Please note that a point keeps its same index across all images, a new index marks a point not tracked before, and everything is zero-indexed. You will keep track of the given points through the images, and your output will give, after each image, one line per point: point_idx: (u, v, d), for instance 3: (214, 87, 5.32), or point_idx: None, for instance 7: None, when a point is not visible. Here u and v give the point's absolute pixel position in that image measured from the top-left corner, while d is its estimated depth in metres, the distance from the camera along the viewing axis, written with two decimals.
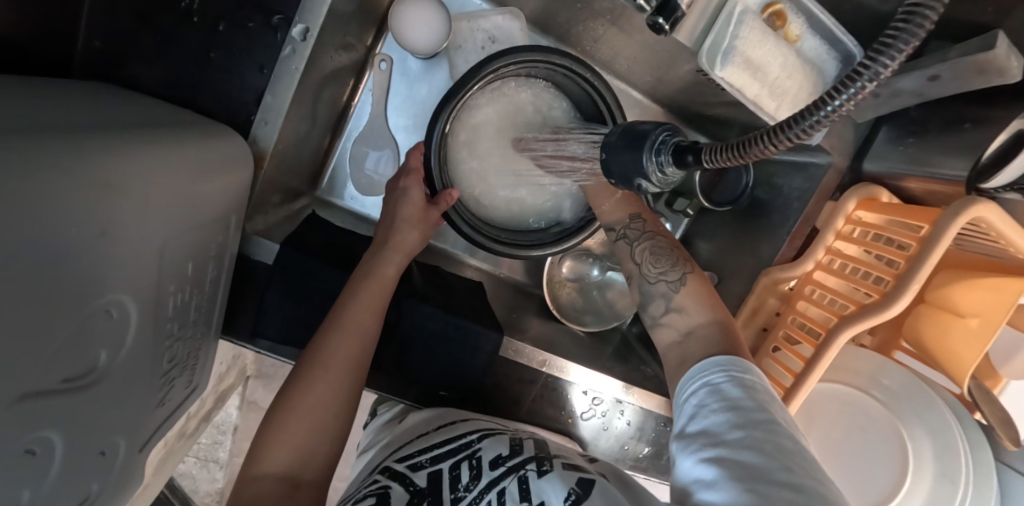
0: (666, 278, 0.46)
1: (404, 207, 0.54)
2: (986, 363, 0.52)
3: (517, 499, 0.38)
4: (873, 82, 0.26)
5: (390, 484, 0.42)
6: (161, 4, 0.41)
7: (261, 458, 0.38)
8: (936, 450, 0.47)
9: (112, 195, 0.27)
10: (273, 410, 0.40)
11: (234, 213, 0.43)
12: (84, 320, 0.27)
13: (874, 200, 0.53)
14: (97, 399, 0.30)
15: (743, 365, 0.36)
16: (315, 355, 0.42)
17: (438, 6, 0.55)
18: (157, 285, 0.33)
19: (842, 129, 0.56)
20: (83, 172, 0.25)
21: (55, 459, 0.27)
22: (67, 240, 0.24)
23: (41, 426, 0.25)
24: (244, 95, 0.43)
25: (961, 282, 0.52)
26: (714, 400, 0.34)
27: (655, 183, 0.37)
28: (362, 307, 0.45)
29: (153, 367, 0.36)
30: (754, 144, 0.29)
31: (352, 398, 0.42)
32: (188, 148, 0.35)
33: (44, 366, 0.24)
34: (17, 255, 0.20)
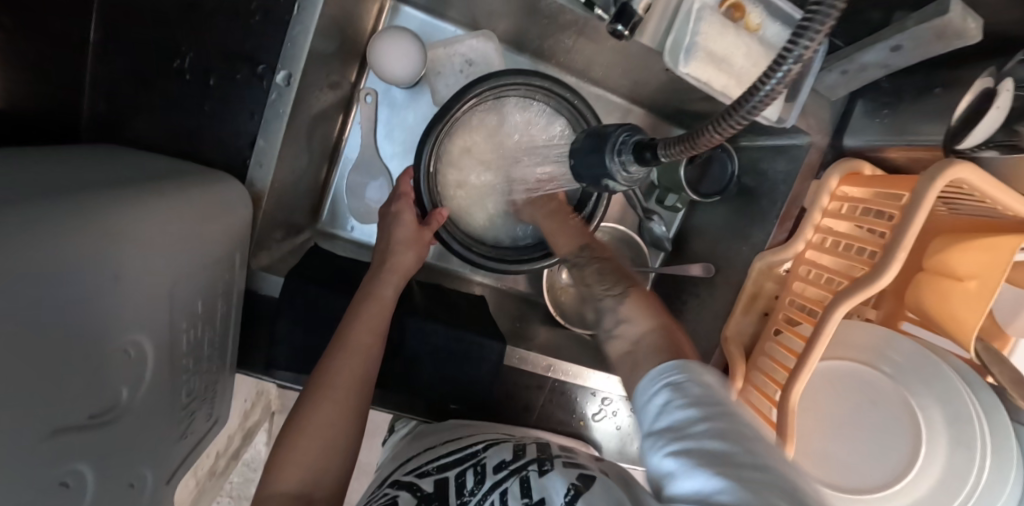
0: (611, 292, 0.49)
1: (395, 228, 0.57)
2: (994, 324, 0.51)
3: (518, 497, 0.39)
4: (801, 63, 0.25)
5: (399, 493, 0.44)
6: (155, 66, 0.44)
7: (274, 479, 0.39)
8: (947, 418, 0.47)
9: (124, 243, 0.30)
10: (285, 431, 0.42)
11: (238, 251, 0.45)
12: (103, 359, 0.29)
13: (857, 174, 0.53)
14: (121, 435, 0.32)
15: (699, 367, 0.37)
16: (323, 375, 0.44)
17: (413, 41, 0.57)
18: (170, 322, 0.36)
19: (818, 108, 0.56)
20: (94, 223, 0.28)
21: (88, 490, 0.30)
22: (79, 285, 0.26)
23: (72, 460, 0.27)
24: (238, 141, 0.46)
25: (956, 245, 0.52)
26: (676, 398, 0.34)
27: (621, 182, 0.39)
28: (364, 327, 0.47)
29: (173, 401, 0.38)
30: (701, 135, 0.29)
31: (358, 412, 0.43)
32: (190, 196, 0.37)
33: (71, 402, 0.27)
34: (35, 303, 0.23)
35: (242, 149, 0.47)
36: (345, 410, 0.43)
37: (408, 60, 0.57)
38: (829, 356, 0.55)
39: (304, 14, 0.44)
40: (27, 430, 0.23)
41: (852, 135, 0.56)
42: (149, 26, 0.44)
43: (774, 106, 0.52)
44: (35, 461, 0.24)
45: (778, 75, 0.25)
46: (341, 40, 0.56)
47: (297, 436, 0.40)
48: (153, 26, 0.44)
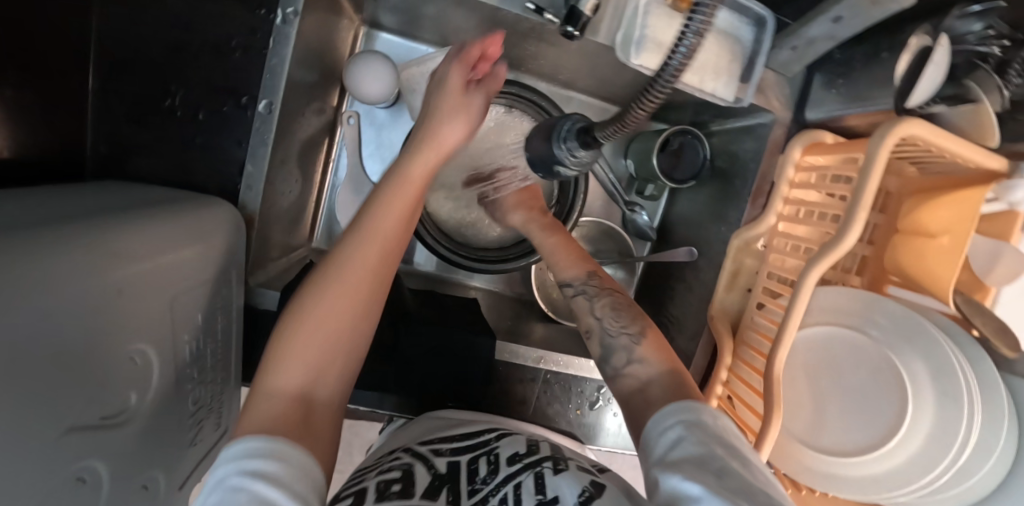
0: (627, 330, 0.49)
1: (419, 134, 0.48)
2: (972, 277, 0.52)
3: (533, 493, 0.40)
4: (704, 29, 0.27)
5: (415, 464, 0.45)
6: (149, 107, 0.49)
7: (273, 376, 0.40)
8: (932, 371, 0.47)
9: (122, 262, 0.33)
10: (281, 327, 0.41)
11: (233, 268, 0.49)
12: (111, 365, 0.32)
13: (818, 143, 0.54)
14: (132, 438, 0.35)
15: (709, 410, 0.39)
16: (323, 283, 0.43)
17: (385, 60, 0.60)
18: (172, 333, 0.39)
19: (777, 86, 0.58)
20: (95, 244, 0.31)
21: (104, 487, 0.33)
22: (83, 299, 0.29)
23: (87, 457, 0.30)
24: (230, 168, 0.51)
25: (925, 204, 0.53)
26: (692, 435, 0.36)
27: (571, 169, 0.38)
28: (371, 239, 0.44)
29: (180, 409, 0.41)
30: (628, 111, 0.31)
31: (363, 328, 0.43)
32: (186, 218, 0.41)
33: (83, 404, 0.30)
34: (41, 315, 0.26)
35: (232, 174, 0.51)
36: (348, 327, 0.42)
37: (379, 80, 0.59)
38: (818, 319, 0.56)
39: (278, 46, 0.48)
40: (44, 427, 0.27)
41: (812, 108, 0.58)
42: (143, 70, 0.48)
43: (730, 87, 0.54)
44: (53, 455, 0.28)
45: (681, 50, 0.27)
46: (318, 69, 0.60)
47: (295, 344, 0.40)
48: (146, 70, 0.48)
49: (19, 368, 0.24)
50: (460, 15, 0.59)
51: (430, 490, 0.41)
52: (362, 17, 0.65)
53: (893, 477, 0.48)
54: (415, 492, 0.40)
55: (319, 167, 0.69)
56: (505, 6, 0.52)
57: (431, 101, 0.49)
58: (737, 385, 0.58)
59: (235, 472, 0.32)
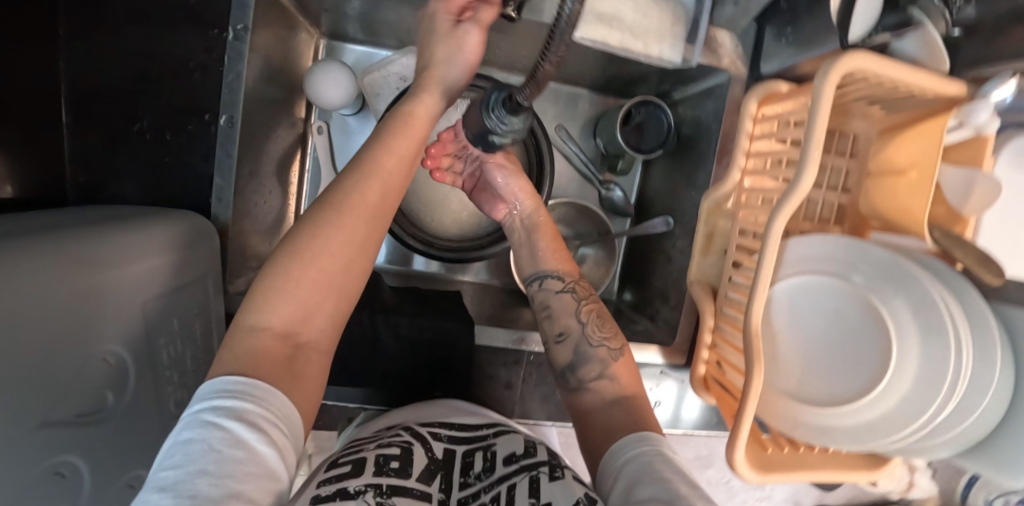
0: (606, 342, 0.54)
1: (420, 96, 0.48)
2: (951, 211, 0.50)
3: (525, 498, 0.41)
4: None
5: (415, 443, 0.45)
6: (120, 133, 0.52)
7: (258, 312, 0.39)
8: (912, 305, 0.46)
9: (96, 269, 0.35)
10: (267, 268, 0.40)
11: (212, 276, 0.50)
12: (87, 365, 0.34)
13: (774, 94, 0.52)
14: (111, 436, 0.37)
15: (660, 440, 0.44)
16: (320, 229, 0.42)
17: (341, 67, 0.62)
18: (147, 337, 0.41)
19: (729, 44, 0.58)
20: (74, 250, 0.34)
21: (84, 482, 0.34)
22: (56, 301, 0.31)
23: (63, 451, 0.32)
24: (200, 182, 0.53)
25: (892, 142, 0.53)
26: (650, 460, 0.41)
27: (505, 137, 0.40)
28: (371, 184, 0.44)
29: (162, 409, 0.43)
30: (539, 68, 0.31)
31: (354, 278, 0.43)
32: (156, 228, 0.43)
33: (57, 399, 0.32)
34: (16, 314, 0.28)
35: (203, 189, 0.53)
36: (339, 275, 0.42)
37: (337, 87, 0.62)
38: (802, 268, 0.52)
39: (234, 62, 0.51)
40: (16, 420, 0.28)
41: (766, 61, 0.57)
42: (112, 102, 0.52)
43: (677, 49, 0.54)
44: (27, 447, 0.29)
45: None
46: (280, 84, 0.62)
47: (286, 287, 0.39)
48: (115, 101, 0.52)
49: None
50: (411, 16, 0.61)
51: (426, 475, 0.42)
52: (320, 31, 0.67)
53: (884, 424, 0.46)
54: (412, 475, 0.41)
55: (296, 178, 0.71)
56: None
57: (436, 67, 0.48)
58: (722, 349, 0.56)
59: (209, 412, 0.32)
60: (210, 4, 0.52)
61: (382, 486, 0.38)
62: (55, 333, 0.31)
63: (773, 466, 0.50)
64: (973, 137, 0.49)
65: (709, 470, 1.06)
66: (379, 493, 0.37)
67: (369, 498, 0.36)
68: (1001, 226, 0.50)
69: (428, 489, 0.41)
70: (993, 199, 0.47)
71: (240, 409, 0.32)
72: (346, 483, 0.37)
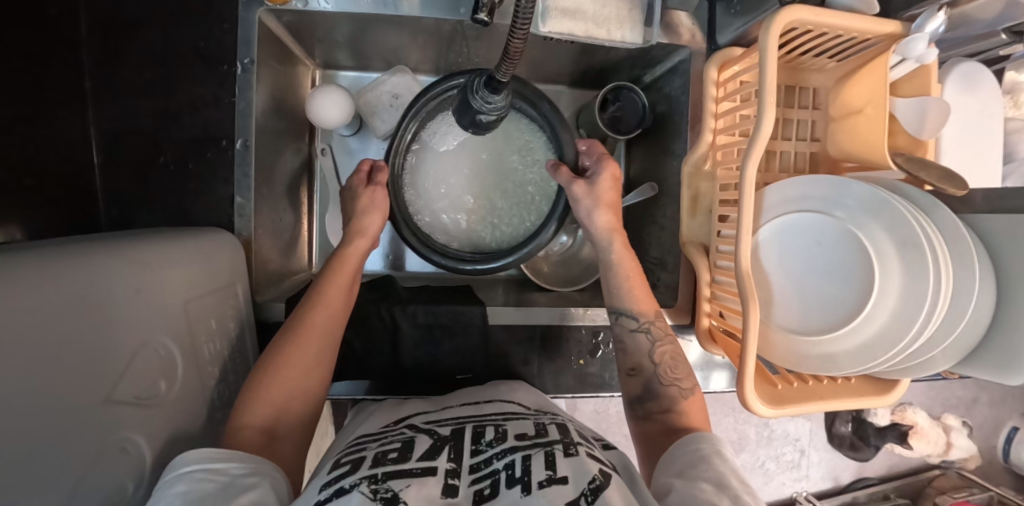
0: (679, 383, 0.55)
1: (349, 245, 0.59)
2: (912, 140, 0.55)
3: (542, 468, 0.40)
4: None
5: (418, 435, 0.47)
6: (147, 167, 0.60)
7: (244, 412, 0.46)
8: (887, 227, 0.49)
9: (140, 268, 0.40)
10: (251, 379, 0.49)
11: (238, 282, 0.56)
12: (144, 351, 0.40)
13: (729, 60, 0.58)
14: (162, 417, 0.42)
15: (715, 437, 0.47)
16: (285, 344, 0.51)
17: (337, 89, 0.68)
18: (190, 331, 0.47)
19: (686, 24, 0.63)
20: (126, 255, 0.40)
21: (144, 450, 0.40)
22: (117, 294, 0.37)
23: (124, 427, 0.38)
24: (221, 202, 0.60)
25: (846, 86, 0.57)
26: (705, 456, 0.44)
27: (490, 113, 0.46)
28: (325, 306, 0.53)
29: (201, 399, 0.48)
30: (509, 45, 0.37)
31: (317, 378, 0.51)
32: (187, 239, 0.49)
33: (121, 378, 0.37)
34: (88, 304, 0.34)
35: (225, 209, 0.60)
36: (308, 377, 0.50)
37: (334, 108, 0.68)
38: (784, 210, 0.55)
39: (244, 91, 0.59)
40: (89, 394, 0.34)
41: (722, 33, 0.62)
42: (136, 139, 0.59)
43: (637, 31, 0.60)
44: (100, 417, 0.35)
45: None
46: (285, 111, 0.68)
47: (264, 391, 0.48)
48: (140, 138, 0.59)
49: (59, 344, 0.31)
50: (400, 38, 0.66)
51: (428, 454, 0.44)
52: (315, 62, 0.73)
53: (880, 342, 0.49)
54: (412, 458, 0.42)
55: (307, 198, 0.77)
56: (427, 15, 0.59)
57: (361, 222, 0.60)
58: (722, 299, 0.58)
59: (198, 471, 0.38)
60: (219, 47, 0.59)
61: (378, 475, 0.39)
62: (113, 327, 0.36)
63: (788, 401, 0.51)
64: (918, 69, 0.53)
65: (742, 454, 0.99)
66: (374, 480, 0.38)
67: (364, 488, 0.37)
68: (956, 145, 0.55)
69: (433, 463, 0.42)
70: (947, 119, 0.51)
71: (225, 467, 0.39)
72: (343, 481, 0.39)
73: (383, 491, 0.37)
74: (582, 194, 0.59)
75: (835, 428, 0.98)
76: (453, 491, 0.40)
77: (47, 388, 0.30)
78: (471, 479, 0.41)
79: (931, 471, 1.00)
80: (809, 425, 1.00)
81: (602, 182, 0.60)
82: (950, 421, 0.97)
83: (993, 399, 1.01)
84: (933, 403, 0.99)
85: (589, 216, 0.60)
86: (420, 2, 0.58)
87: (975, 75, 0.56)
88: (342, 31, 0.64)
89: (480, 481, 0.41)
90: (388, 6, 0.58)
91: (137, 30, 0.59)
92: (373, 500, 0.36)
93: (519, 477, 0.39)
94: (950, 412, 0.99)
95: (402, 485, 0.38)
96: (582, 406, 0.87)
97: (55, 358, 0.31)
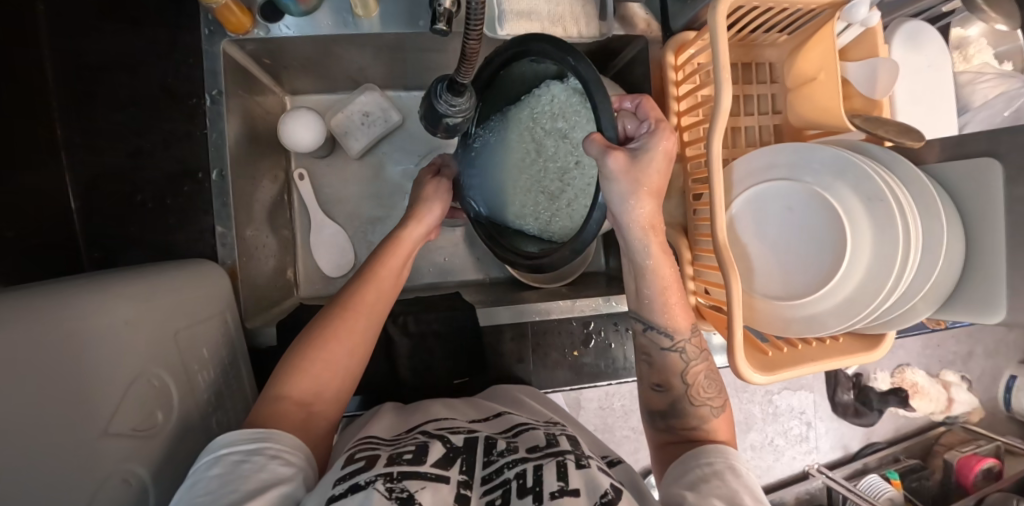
0: (710, 403, 0.53)
1: (406, 230, 0.59)
2: (866, 101, 0.57)
3: (554, 479, 0.40)
4: None
5: (430, 440, 0.46)
6: (128, 207, 0.61)
7: (281, 383, 0.47)
8: (853, 186, 0.51)
9: (123, 299, 0.41)
10: (286, 358, 0.49)
11: (227, 310, 0.56)
12: (139, 383, 0.41)
13: (683, 44, 0.59)
14: (164, 449, 0.43)
15: (727, 451, 0.47)
16: (322, 326, 0.50)
17: (307, 112, 0.69)
18: (182, 360, 0.47)
19: (640, 13, 0.65)
20: (104, 292, 0.40)
21: (149, 484, 0.40)
22: (103, 330, 0.38)
23: (126, 462, 0.38)
24: (205, 234, 0.61)
25: (797, 57, 0.59)
26: (715, 473, 0.44)
27: (456, 115, 0.47)
28: (369, 295, 0.53)
29: (201, 428, 0.49)
30: (466, 48, 0.38)
31: (359, 354, 0.51)
32: (167, 273, 0.50)
33: (117, 413, 0.38)
34: (72, 342, 0.35)
35: (206, 240, 0.62)
36: (351, 355, 0.51)
37: (306, 131, 0.68)
38: (753, 182, 0.57)
39: (215, 123, 0.58)
40: (84, 430, 0.35)
41: (675, 19, 0.63)
42: (112, 179, 0.60)
43: (593, 26, 0.61)
44: (99, 451, 0.36)
45: None
46: (257, 139, 0.69)
47: (302, 369, 0.48)
48: (114, 179, 0.60)
49: (38, 385, 0.31)
50: (364, 57, 0.67)
51: (442, 461, 0.43)
52: (283, 88, 0.74)
53: (862, 295, 0.50)
54: (426, 462, 0.42)
55: (289, 222, 0.77)
56: (386, 30, 0.60)
57: (419, 206, 0.60)
58: (705, 276, 0.59)
59: (233, 454, 0.39)
60: (188, 82, 0.61)
61: (393, 473, 0.39)
62: (102, 363, 0.37)
63: (780, 366, 0.52)
64: (864, 32, 0.56)
65: (750, 433, 0.98)
66: (390, 479, 0.39)
67: (380, 485, 0.38)
68: (908, 102, 0.57)
69: (446, 473, 0.42)
70: (896, 78, 0.53)
71: (259, 448, 0.40)
72: (358, 477, 0.39)
73: (398, 491, 0.37)
74: (620, 168, 0.48)
75: (838, 397, 0.96)
76: (465, 501, 0.40)
77: (31, 433, 0.30)
78: (483, 490, 0.42)
79: (938, 429, 1.00)
80: (812, 396, 0.98)
81: (647, 157, 0.49)
82: (948, 377, 0.98)
83: (989, 350, 1.01)
84: (931, 362, 0.99)
85: (627, 202, 0.50)
86: (379, 19, 0.59)
87: (917, 33, 0.58)
88: (306, 56, 0.65)
89: (492, 491, 0.41)
90: (348, 25, 0.59)
91: (103, 73, 0.60)
92: (388, 499, 0.36)
93: (531, 488, 0.40)
94: (948, 368, 0.99)
95: (417, 487, 0.39)
96: (587, 404, 0.87)
97: (40, 396, 0.31)
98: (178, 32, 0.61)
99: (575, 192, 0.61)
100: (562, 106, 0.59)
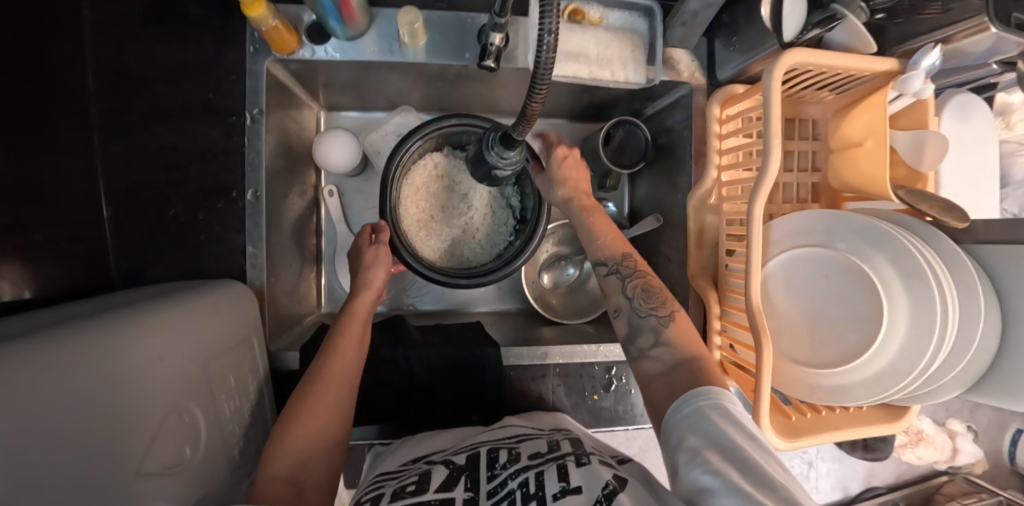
0: (656, 312, 0.52)
1: (357, 298, 0.60)
2: (911, 171, 0.56)
3: (556, 481, 0.42)
4: (552, 33, 0.32)
5: (434, 466, 0.48)
6: (158, 222, 0.61)
7: (269, 465, 0.46)
8: (891, 257, 0.51)
9: (160, 333, 0.41)
10: (271, 441, 0.48)
11: (254, 335, 0.56)
12: (169, 419, 0.41)
13: (732, 96, 0.59)
14: (190, 484, 0.43)
15: (719, 389, 0.44)
16: (297, 405, 0.50)
17: (345, 133, 0.68)
18: (211, 391, 0.47)
19: (685, 59, 0.64)
20: (146, 323, 0.40)
21: None
22: (137, 368, 0.38)
23: (156, 501, 0.38)
24: (234, 254, 0.62)
25: (844, 118, 0.59)
26: (708, 423, 0.41)
27: (504, 167, 0.47)
28: (335, 361, 0.53)
29: (223, 458, 0.49)
30: (526, 108, 0.37)
31: (340, 424, 0.51)
32: (203, 297, 0.50)
33: (148, 453, 0.38)
34: (108, 386, 0.35)
35: (236, 258, 0.62)
36: (329, 426, 0.50)
37: (343, 153, 0.68)
38: (793, 242, 0.56)
39: (252, 143, 0.60)
40: (118, 474, 0.35)
41: (721, 69, 0.63)
42: (143, 193, 0.60)
43: (640, 71, 0.60)
44: (132, 494, 0.36)
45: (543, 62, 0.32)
46: (290, 156, 0.68)
47: (283, 450, 0.47)
48: (149, 191, 0.60)
49: (78, 433, 0.31)
50: (404, 81, 0.67)
51: (446, 484, 0.45)
52: (319, 104, 0.74)
53: (892, 373, 0.50)
54: (430, 489, 0.44)
55: (314, 237, 0.77)
56: (431, 61, 0.59)
57: (364, 275, 0.61)
58: (732, 331, 0.58)
59: None
60: (228, 100, 0.61)
61: None
62: (137, 402, 0.37)
63: (804, 433, 0.52)
64: (915, 102, 0.55)
65: None
66: None
67: None
68: (954, 174, 0.57)
69: (450, 495, 0.43)
70: (945, 151, 0.52)
71: None
72: None
73: None
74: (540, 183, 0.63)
75: None
76: None
77: (72, 484, 0.30)
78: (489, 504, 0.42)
79: (940, 477, 1.00)
80: None
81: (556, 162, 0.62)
82: (954, 427, 0.98)
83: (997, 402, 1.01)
84: (938, 410, 0.99)
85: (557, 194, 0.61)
86: (425, 49, 0.58)
87: (968, 105, 0.57)
88: (346, 76, 0.65)
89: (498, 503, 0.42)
90: (393, 53, 0.59)
91: (144, 86, 0.60)
92: None
93: (534, 493, 0.41)
94: (955, 417, 0.99)
95: None
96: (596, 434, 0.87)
97: (78, 446, 0.31)
98: (222, 49, 0.61)
99: (478, 226, 0.73)
100: (447, 169, 0.71)
